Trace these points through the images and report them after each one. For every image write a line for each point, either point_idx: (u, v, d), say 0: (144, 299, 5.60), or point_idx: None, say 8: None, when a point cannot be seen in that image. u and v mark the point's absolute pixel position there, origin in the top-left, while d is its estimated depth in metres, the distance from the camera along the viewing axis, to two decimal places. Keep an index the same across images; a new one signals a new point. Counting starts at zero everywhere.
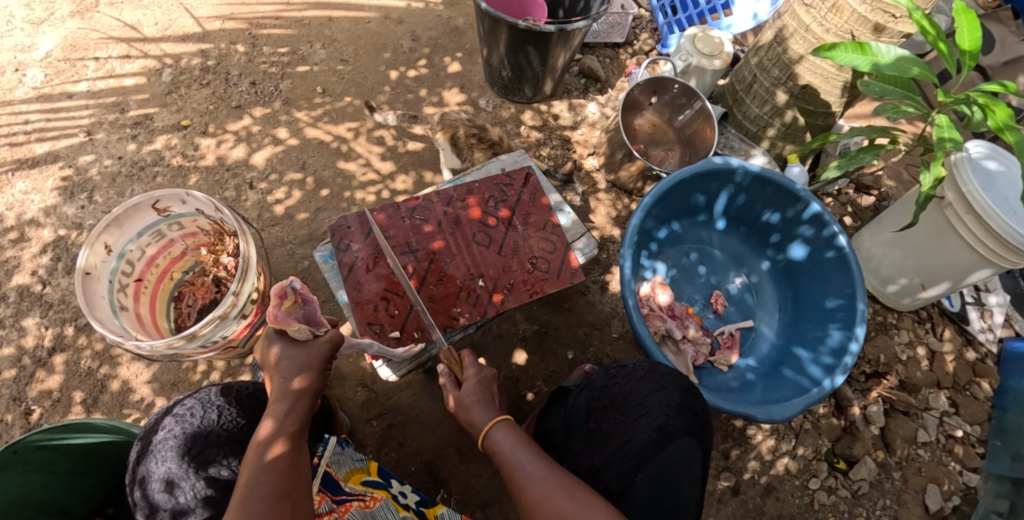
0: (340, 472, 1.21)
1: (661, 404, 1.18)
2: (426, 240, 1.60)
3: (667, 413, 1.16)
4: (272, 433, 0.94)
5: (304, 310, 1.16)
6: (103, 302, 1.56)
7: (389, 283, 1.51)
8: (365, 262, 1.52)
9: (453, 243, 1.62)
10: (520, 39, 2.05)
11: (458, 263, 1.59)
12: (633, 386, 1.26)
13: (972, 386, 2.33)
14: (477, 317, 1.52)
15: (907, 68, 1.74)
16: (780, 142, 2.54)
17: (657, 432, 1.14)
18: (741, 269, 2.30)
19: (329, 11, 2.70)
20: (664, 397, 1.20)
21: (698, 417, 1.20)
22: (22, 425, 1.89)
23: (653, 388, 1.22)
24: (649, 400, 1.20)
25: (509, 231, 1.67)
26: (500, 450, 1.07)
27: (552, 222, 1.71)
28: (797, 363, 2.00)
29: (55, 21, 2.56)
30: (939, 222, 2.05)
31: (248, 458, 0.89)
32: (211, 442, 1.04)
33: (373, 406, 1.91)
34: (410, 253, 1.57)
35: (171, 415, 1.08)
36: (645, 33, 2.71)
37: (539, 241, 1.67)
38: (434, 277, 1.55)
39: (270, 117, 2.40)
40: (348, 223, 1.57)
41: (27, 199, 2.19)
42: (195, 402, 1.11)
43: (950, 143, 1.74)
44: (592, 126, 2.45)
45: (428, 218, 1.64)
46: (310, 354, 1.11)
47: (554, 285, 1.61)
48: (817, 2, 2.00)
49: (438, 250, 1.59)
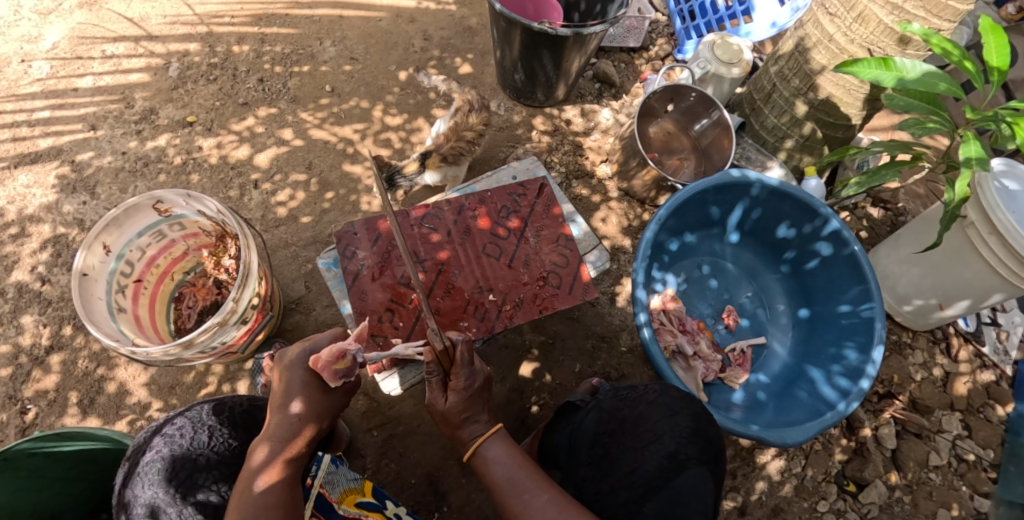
0: (333, 493, 1.15)
1: (672, 430, 1.12)
2: (434, 250, 1.55)
3: (679, 440, 1.10)
4: (266, 461, 0.91)
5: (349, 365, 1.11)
6: (100, 304, 1.52)
7: (395, 293, 1.47)
8: (371, 270, 1.48)
9: (462, 254, 1.57)
10: (534, 42, 2.00)
11: (467, 275, 1.54)
12: (643, 410, 1.21)
13: (986, 409, 2.26)
14: (484, 333, 1.47)
15: (934, 84, 1.68)
16: (797, 154, 2.47)
17: (668, 461, 1.07)
18: (755, 284, 2.24)
19: (339, 8, 2.64)
20: (675, 423, 1.13)
21: (711, 445, 1.13)
22: (16, 424, 1.86)
23: (665, 413, 1.16)
24: (660, 425, 1.14)
25: (521, 243, 1.62)
26: (492, 465, 1.05)
27: (564, 234, 1.66)
28: (811, 383, 1.95)
29: (64, 11, 2.55)
30: (959, 242, 1.98)
31: (239, 491, 0.85)
32: (202, 464, 1.01)
33: (374, 415, 1.86)
34: (418, 263, 1.52)
35: (159, 436, 1.04)
36: (662, 38, 2.66)
37: (551, 255, 1.62)
38: (441, 289, 1.51)
39: (276, 117, 2.35)
40: (354, 230, 1.52)
41: (29, 193, 2.16)
42: (185, 422, 1.09)
43: (977, 162, 1.69)
44: (605, 132, 2.38)
45: (438, 226, 1.59)
46: (329, 404, 1.09)
47: (565, 301, 1.56)
48: (842, 12, 1.95)
49: (446, 260, 1.55)
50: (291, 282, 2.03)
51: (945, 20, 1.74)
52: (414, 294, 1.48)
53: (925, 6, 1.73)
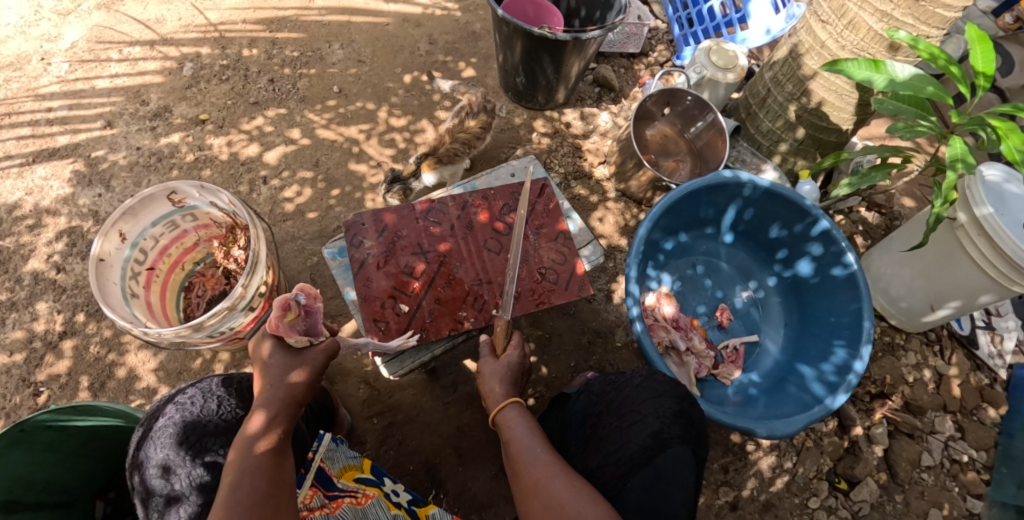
0: (334, 468, 1.25)
1: (656, 411, 1.18)
2: (437, 243, 1.62)
3: (662, 421, 1.16)
4: (262, 427, 0.97)
5: (306, 320, 1.16)
6: (114, 288, 1.60)
7: (399, 282, 1.54)
8: (377, 259, 1.55)
9: (464, 248, 1.63)
10: (535, 46, 2.07)
11: (468, 268, 1.60)
12: (630, 393, 1.26)
13: (979, 411, 2.30)
14: (482, 322, 1.53)
15: (921, 87, 1.76)
16: (791, 157, 2.52)
17: (651, 439, 1.13)
18: (748, 283, 2.29)
19: (348, 14, 2.73)
20: (659, 404, 1.20)
21: (693, 426, 1.20)
22: (30, 405, 1.92)
23: (651, 395, 1.23)
24: (645, 406, 1.20)
25: (521, 240, 1.67)
26: (511, 428, 1.10)
27: (562, 231, 1.72)
28: (801, 379, 1.99)
29: (82, 13, 2.68)
30: (949, 244, 2.04)
31: (236, 454, 0.91)
32: (212, 429, 1.07)
33: (374, 404, 1.92)
34: (421, 254, 1.59)
35: (172, 404, 1.11)
36: (661, 45, 2.74)
37: (550, 252, 1.67)
38: (443, 280, 1.57)
39: (285, 117, 2.43)
40: (363, 220, 1.59)
41: (46, 185, 2.25)
42: (195, 392, 1.15)
43: (961, 164, 1.77)
44: (604, 135, 2.45)
45: (441, 220, 1.66)
46: (306, 361, 1.11)
47: (561, 296, 1.61)
48: (833, 19, 2.04)
49: (447, 253, 1.61)
50: (297, 274, 2.09)
51: (932, 27, 1.82)
52: (417, 283, 1.54)
53: (913, 14, 1.81)
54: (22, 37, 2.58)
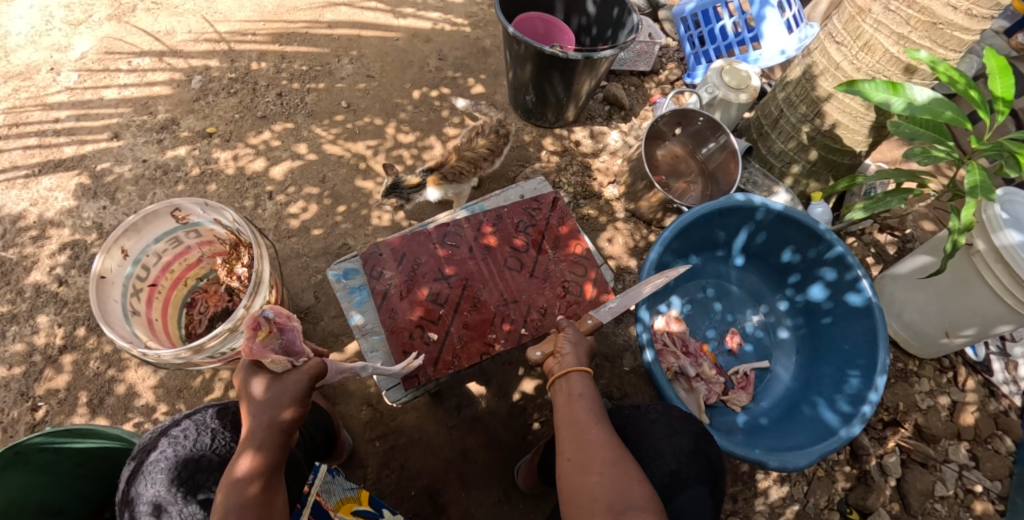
0: (330, 501, 1.19)
1: (674, 450, 1.14)
2: (459, 268, 1.62)
3: (680, 460, 1.12)
4: (250, 467, 0.93)
5: (281, 339, 1.11)
6: (115, 306, 1.57)
7: (424, 309, 1.55)
8: (399, 289, 1.56)
9: (485, 270, 1.63)
10: (546, 65, 2.05)
11: (492, 289, 1.61)
12: (646, 428, 1.22)
13: (994, 440, 2.23)
14: (513, 343, 1.53)
15: (940, 112, 1.71)
16: (804, 179, 2.49)
17: (669, 479, 1.09)
18: (759, 307, 2.25)
19: (357, 28, 2.72)
20: (676, 442, 1.15)
21: (711, 465, 1.15)
22: (26, 421, 1.89)
23: (667, 432, 1.18)
24: (663, 444, 1.15)
25: (540, 256, 1.68)
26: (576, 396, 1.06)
27: (580, 244, 1.72)
28: (813, 408, 1.94)
29: (93, 24, 2.69)
30: (966, 269, 1.99)
31: (223, 497, 0.87)
32: (206, 464, 1.04)
33: (376, 426, 1.87)
34: (443, 280, 1.60)
35: (165, 437, 1.08)
36: (672, 63, 2.72)
37: (570, 265, 1.68)
38: (468, 304, 1.57)
39: (293, 131, 2.41)
40: (380, 251, 1.61)
41: (51, 196, 2.24)
42: (189, 425, 1.12)
43: (981, 192, 1.71)
44: (613, 154, 2.41)
45: (459, 244, 1.66)
46: (286, 386, 1.07)
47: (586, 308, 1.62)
48: (848, 41, 2.02)
49: (470, 276, 1.61)
50: (301, 291, 2.06)
51: (950, 50, 1.81)
52: (442, 310, 1.55)
53: (930, 37, 1.80)
54: (32, 47, 2.59)
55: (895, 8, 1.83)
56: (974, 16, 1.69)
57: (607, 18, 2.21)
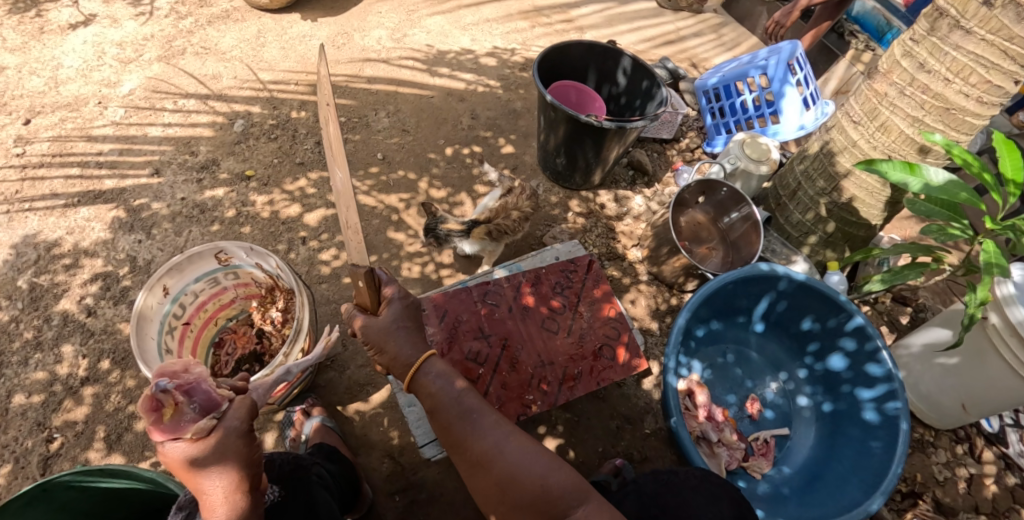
0: None
1: (714, 517, 1.16)
2: (499, 326, 1.66)
3: None
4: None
5: (194, 404, 0.97)
6: (152, 343, 1.62)
7: (464, 368, 1.58)
8: (440, 346, 1.60)
9: (524, 330, 1.68)
10: (579, 132, 2.16)
11: (530, 350, 1.64)
12: (685, 496, 1.23)
13: (1011, 513, 2.21)
14: (549, 406, 1.57)
15: (956, 192, 1.79)
16: (821, 249, 2.54)
17: None
18: (778, 374, 2.26)
19: (395, 84, 2.86)
20: (717, 510, 1.18)
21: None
22: (40, 452, 1.88)
23: (707, 500, 1.21)
24: (702, 512, 1.18)
25: (577, 318, 1.73)
26: (432, 389, 1.08)
27: (615, 309, 1.77)
28: (836, 480, 1.93)
29: (143, 63, 2.84)
30: (981, 344, 2.03)
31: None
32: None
33: (396, 479, 1.85)
34: (483, 338, 1.64)
35: None
36: (692, 132, 2.85)
37: (605, 329, 1.73)
38: (507, 364, 1.61)
39: (328, 180, 2.50)
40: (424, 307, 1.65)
41: (88, 226, 2.30)
42: None
43: (998, 269, 1.79)
44: (637, 218, 2.49)
45: (500, 303, 1.71)
46: (226, 441, 0.95)
47: (620, 373, 1.66)
48: (865, 121, 2.14)
49: (510, 336, 1.66)
50: (329, 338, 2.08)
51: (961, 133, 1.92)
52: (481, 370, 1.58)
53: (943, 121, 1.92)
54: (83, 80, 2.72)
55: (910, 92, 1.94)
56: (985, 103, 1.81)
57: (636, 88, 2.35)
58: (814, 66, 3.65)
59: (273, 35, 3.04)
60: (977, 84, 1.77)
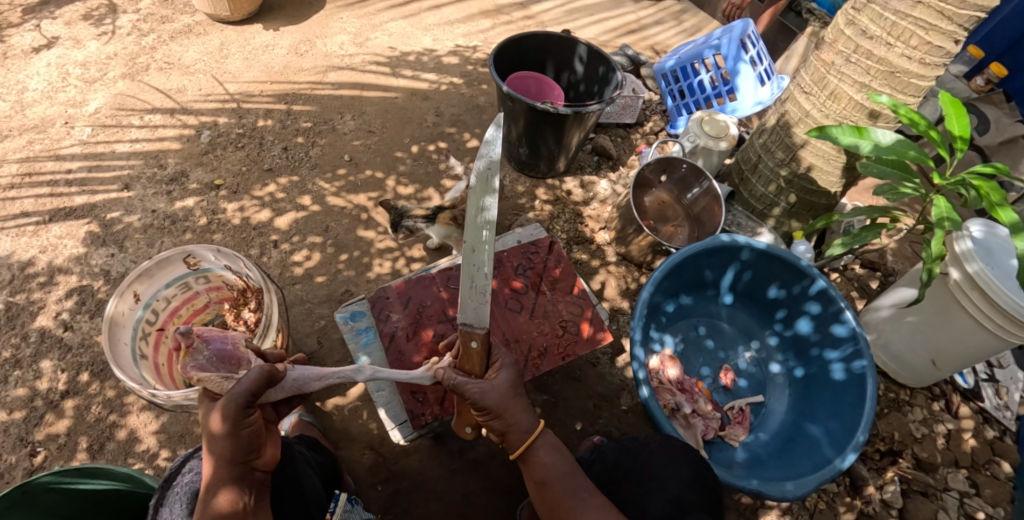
0: None
1: (675, 478, 1.20)
2: (463, 309, 1.73)
3: (680, 486, 1.18)
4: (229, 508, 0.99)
5: (208, 354, 1.26)
6: (125, 349, 1.63)
7: (429, 351, 1.64)
8: (405, 331, 1.67)
9: (488, 311, 1.75)
10: (538, 120, 2.20)
11: (494, 329, 1.71)
12: (644, 459, 1.28)
13: (992, 465, 2.27)
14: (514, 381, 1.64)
15: (904, 151, 1.86)
16: (785, 220, 2.62)
17: (671, 505, 1.14)
18: (750, 343, 2.32)
19: (359, 87, 2.90)
20: (676, 471, 1.22)
21: (710, 493, 1.21)
22: (24, 466, 1.88)
23: (665, 462, 1.25)
24: (661, 473, 1.22)
25: (539, 297, 1.80)
26: (545, 464, 1.13)
27: (577, 286, 1.85)
28: (810, 440, 1.97)
29: (108, 81, 2.85)
30: (944, 299, 2.08)
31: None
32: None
33: (378, 470, 1.88)
34: (448, 321, 1.70)
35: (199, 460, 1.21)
36: (656, 115, 2.91)
37: (568, 305, 1.80)
38: None
39: (297, 184, 2.52)
40: (388, 295, 1.73)
41: (61, 243, 2.31)
42: None
43: (949, 223, 1.86)
44: (603, 202, 2.53)
45: None
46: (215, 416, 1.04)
47: (584, 347, 1.73)
48: (815, 91, 2.19)
49: (474, 317, 1.72)
50: (305, 337, 2.10)
51: (908, 95, 1.98)
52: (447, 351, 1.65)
53: (889, 85, 1.97)
54: (48, 101, 2.73)
55: (856, 59, 2.00)
56: (927, 64, 1.87)
57: (594, 74, 2.39)
58: (774, 45, 3.72)
59: (237, 47, 3.06)
60: (918, 46, 1.84)
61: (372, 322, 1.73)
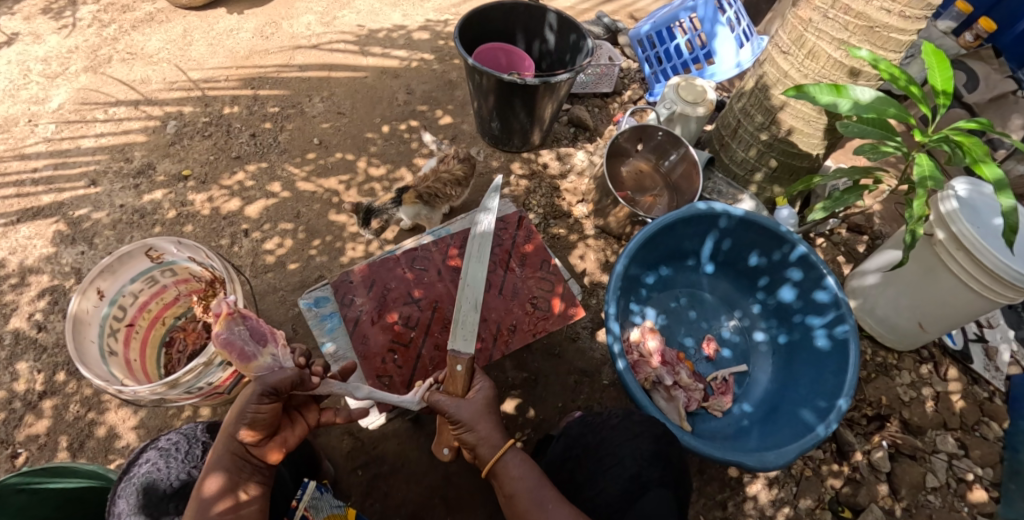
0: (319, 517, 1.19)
1: (633, 454, 1.16)
2: (428, 290, 1.72)
3: (640, 463, 1.14)
4: (218, 491, 1.01)
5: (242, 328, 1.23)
6: (92, 346, 1.58)
7: (395, 334, 1.64)
8: (370, 315, 1.65)
9: (454, 290, 1.73)
10: (508, 92, 2.13)
11: None
12: (606, 435, 1.26)
13: (980, 427, 2.26)
14: (483, 361, 1.61)
15: (884, 109, 1.80)
16: (767, 186, 2.57)
17: (630, 483, 1.11)
18: (733, 313, 2.29)
19: (327, 68, 2.81)
20: (636, 446, 1.18)
21: (671, 466, 1.17)
22: (6, 469, 1.87)
23: (626, 436, 1.22)
24: (622, 450, 1.19)
25: (508, 274, 1.77)
26: (515, 477, 1.14)
27: (547, 262, 1.81)
28: (792, 407, 1.96)
29: (70, 76, 2.76)
30: (929, 260, 2.05)
31: (194, 518, 0.96)
32: (186, 483, 1.12)
33: (358, 455, 1.86)
34: (413, 303, 1.69)
35: (156, 448, 1.18)
36: (634, 84, 2.84)
37: (537, 282, 1.77)
38: (438, 325, 1.67)
39: (267, 171, 2.46)
40: (351, 279, 1.71)
41: (30, 243, 2.26)
42: (180, 438, 1.22)
43: (931, 183, 1.79)
44: (580, 174, 2.49)
45: (428, 267, 1.77)
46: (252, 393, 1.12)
47: (554, 323, 1.69)
48: (794, 50, 2.12)
49: (440, 298, 1.71)
50: (279, 325, 2.07)
51: (889, 51, 1.91)
52: (413, 332, 1.64)
53: (868, 40, 1.90)
54: (10, 99, 2.64)
55: (833, 15, 1.93)
56: (907, 18, 1.79)
57: (565, 43, 2.32)
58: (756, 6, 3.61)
59: (200, 33, 2.97)
60: None
61: (337, 307, 1.69)
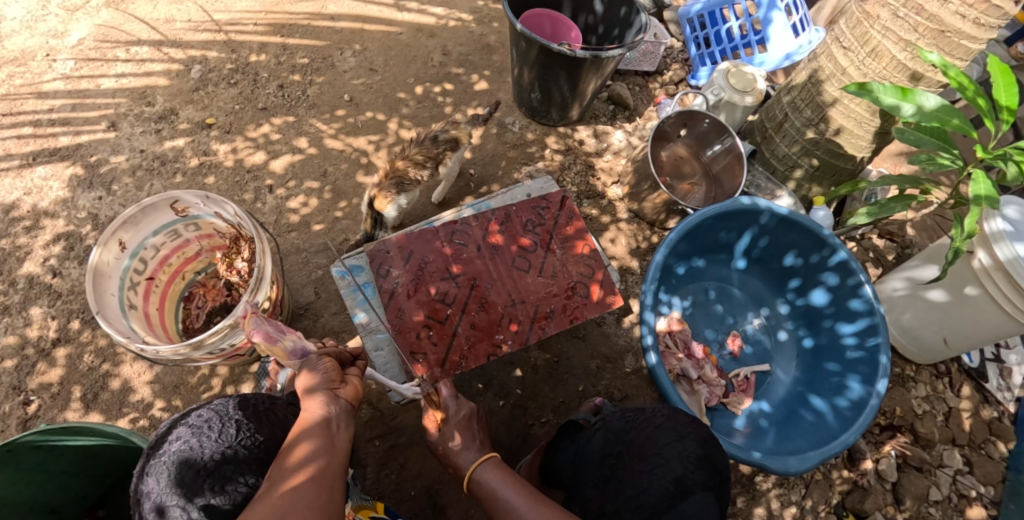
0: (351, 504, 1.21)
1: (680, 455, 1.08)
2: (467, 267, 1.70)
3: (686, 465, 1.06)
4: (299, 458, 0.83)
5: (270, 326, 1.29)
6: (112, 300, 1.53)
7: (431, 310, 1.62)
8: (406, 289, 1.63)
9: (493, 269, 1.71)
10: (553, 62, 2.04)
11: (499, 289, 1.68)
12: (651, 433, 1.17)
13: (987, 446, 2.24)
14: (519, 345, 1.61)
15: (947, 119, 1.66)
16: (807, 184, 2.49)
17: (674, 485, 1.04)
18: (759, 311, 2.24)
19: (361, 21, 2.70)
20: (683, 448, 1.09)
21: (717, 472, 1.10)
22: (18, 415, 1.84)
23: (671, 437, 1.12)
24: (667, 450, 1.10)
25: (548, 256, 1.76)
26: (487, 486, 1.11)
27: (588, 246, 1.80)
28: (814, 413, 1.94)
29: (90, 10, 2.63)
30: (966, 276, 1.97)
31: (271, 480, 0.78)
32: (224, 463, 0.93)
33: (376, 425, 1.84)
34: (451, 279, 1.67)
35: (185, 425, 0.98)
36: (677, 64, 2.73)
37: (577, 267, 1.76)
38: (475, 304, 1.65)
39: (294, 124, 2.38)
40: (387, 249, 1.68)
41: (45, 185, 2.19)
42: (212, 415, 1.01)
43: (986, 202, 1.67)
44: (617, 154, 2.41)
45: (467, 242, 1.74)
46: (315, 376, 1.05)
47: (592, 311, 1.69)
48: (855, 46, 2.01)
49: (479, 275, 1.69)
50: (301, 287, 2.03)
51: (956, 58, 1.80)
52: (450, 310, 1.62)
53: (937, 45, 1.79)
54: (28, 31, 2.53)
55: (903, 14, 1.81)
56: (981, 25, 1.68)
57: (614, 17, 2.21)
58: None
59: None
60: (975, 3, 1.64)
61: (369, 277, 1.70)
